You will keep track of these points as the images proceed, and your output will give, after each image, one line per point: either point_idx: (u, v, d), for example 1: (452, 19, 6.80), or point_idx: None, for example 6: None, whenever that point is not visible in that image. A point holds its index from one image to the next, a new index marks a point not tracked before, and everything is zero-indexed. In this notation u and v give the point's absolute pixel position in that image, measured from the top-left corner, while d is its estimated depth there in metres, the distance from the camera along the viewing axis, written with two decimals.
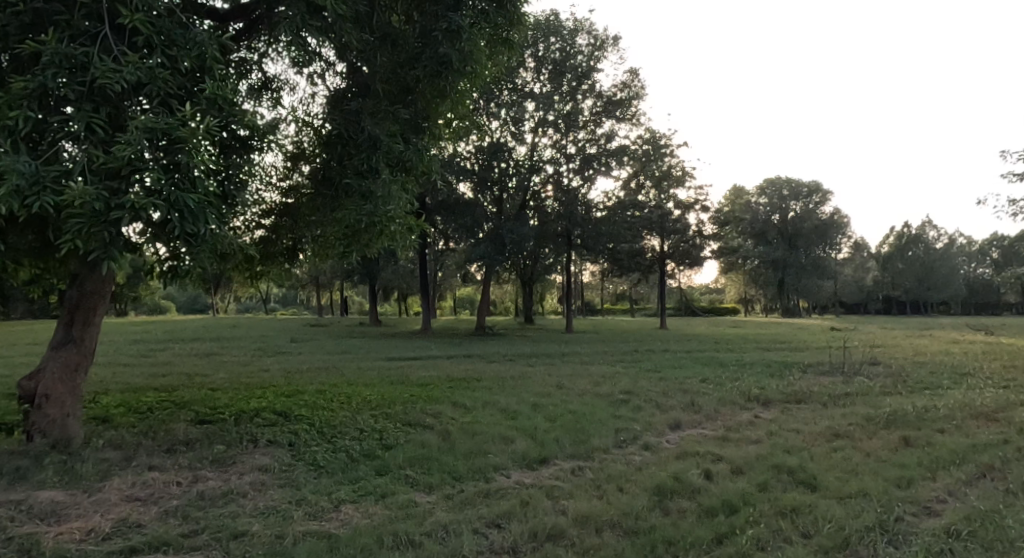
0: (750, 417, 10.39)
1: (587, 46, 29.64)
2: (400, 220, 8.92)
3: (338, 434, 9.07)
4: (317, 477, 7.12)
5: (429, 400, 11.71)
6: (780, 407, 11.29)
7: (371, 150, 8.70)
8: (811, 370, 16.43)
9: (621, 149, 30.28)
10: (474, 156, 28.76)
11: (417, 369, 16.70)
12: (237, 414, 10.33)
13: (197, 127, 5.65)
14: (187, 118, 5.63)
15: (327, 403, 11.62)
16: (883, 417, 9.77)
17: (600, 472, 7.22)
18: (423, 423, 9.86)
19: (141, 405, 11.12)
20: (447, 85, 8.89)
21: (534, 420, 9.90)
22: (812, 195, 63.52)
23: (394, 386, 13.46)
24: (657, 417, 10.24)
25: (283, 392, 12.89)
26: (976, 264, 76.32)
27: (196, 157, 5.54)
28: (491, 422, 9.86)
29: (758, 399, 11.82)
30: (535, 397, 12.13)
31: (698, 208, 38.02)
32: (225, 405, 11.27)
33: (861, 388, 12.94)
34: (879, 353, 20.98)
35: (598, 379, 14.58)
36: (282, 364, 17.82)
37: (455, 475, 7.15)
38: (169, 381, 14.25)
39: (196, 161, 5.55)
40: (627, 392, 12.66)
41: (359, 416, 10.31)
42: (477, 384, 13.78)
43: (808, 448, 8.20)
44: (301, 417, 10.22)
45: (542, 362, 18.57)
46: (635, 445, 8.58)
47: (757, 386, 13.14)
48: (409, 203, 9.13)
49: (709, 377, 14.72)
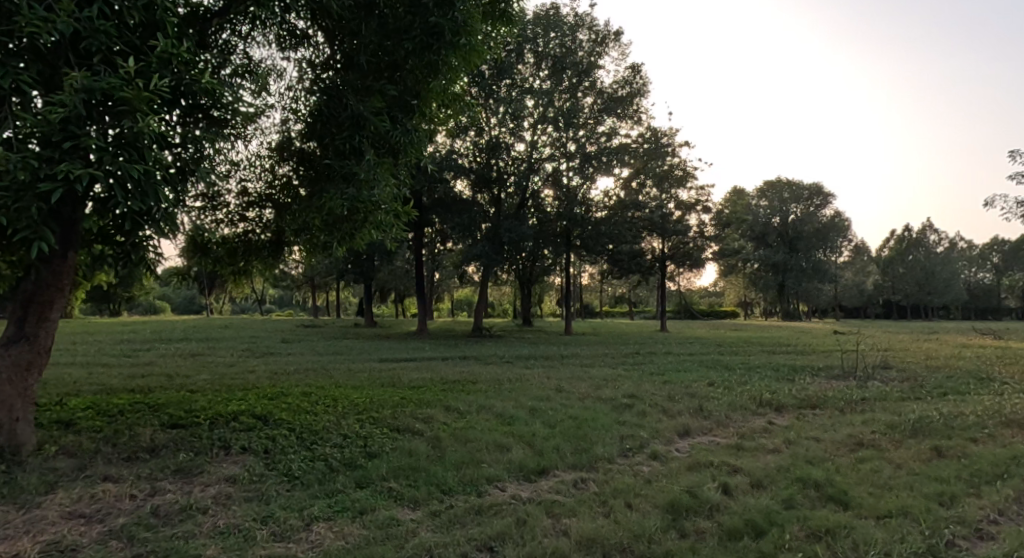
0: (764, 424, 9.68)
1: (587, 41, 29.14)
2: (386, 207, 8.31)
3: (320, 439, 8.37)
4: (290, 489, 6.44)
5: (420, 404, 10.98)
6: (795, 413, 10.58)
7: (355, 129, 8.01)
8: (821, 373, 15.76)
9: (622, 147, 29.63)
10: (474, 154, 28.03)
11: (408, 371, 15.94)
12: (213, 418, 9.62)
13: (143, 88, 5.12)
14: (131, 77, 5.13)
15: (311, 406, 10.90)
16: (908, 424, 9.06)
17: (605, 485, 6.50)
18: (412, 429, 9.13)
19: (113, 407, 10.40)
20: (439, 61, 8.22)
21: (532, 426, 9.18)
22: (813, 198, 62.91)
23: (383, 389, 12.71)
24: (664, 422, 9.54)
25: (266, 394, 12.15)
26: (977, 269, 75.52)
27: (140, 123, 5.04)
28: (485, 428, 9.15)
29: (770, 404, 11.10)
30: (532, 401, 11.40)
31: (699, 208, 37.34)
32: (200, 408, 10.58)
33: (878, 393, 12.24)
34: (888, 356, 20.29)
35: (599, 382, 13.84)
36: (268, 364, 17.12)
37: (445, 488, 6.44)
38: (147, 382, 13.56)
39: (140, 127, 5.04)
40: (630, 396, 11.96)
41: (342, 421, 9.59)
42: (471, 386, 13.09)
43: (832, 458, 7.49)
44: (280, 421, 9.50)
45: (541, 364, 17.84)
46: (643, 454, 7.87)
47: (767, 391, 12.44)
48: (397, 188, 8.44)
49: (717, 381, 14.01)
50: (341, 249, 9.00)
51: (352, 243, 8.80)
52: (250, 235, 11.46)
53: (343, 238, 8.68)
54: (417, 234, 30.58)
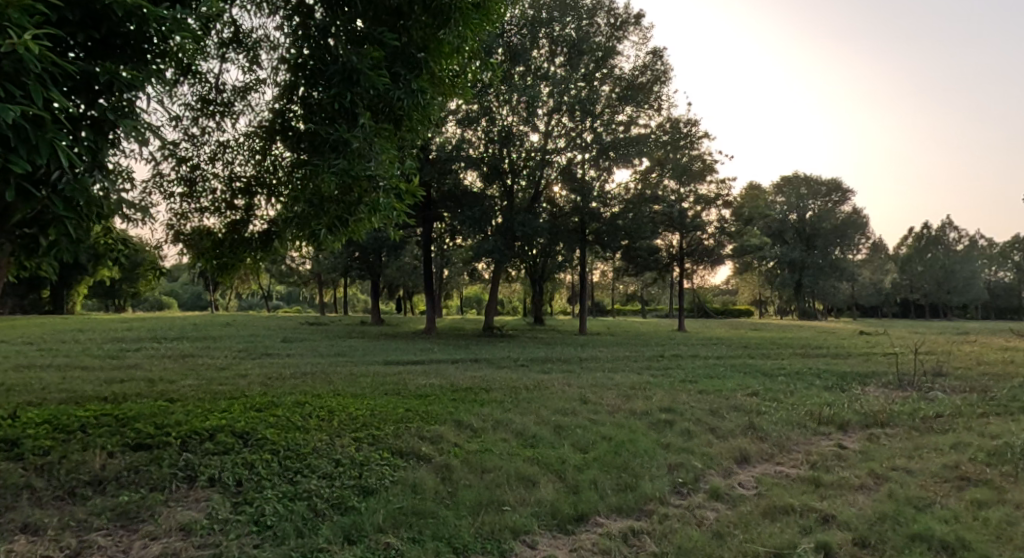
0: (834, 448, 8.20)
1: (607, 25, 27.76)
2: (384, 183, 6.99)
3: (307, 466, 7.04)
4: (259, 545, 5.07)
5: (427, 419, 9.55)
6: (864, 433, 9.09)
7: (345, 85, 6.77)
8: (873, 381, 14.22)
9: (642, 138, 27.63)
10: (484, 143, 25.97)
11: (415, 376, 14.56)
12: (186, 436, 8.23)
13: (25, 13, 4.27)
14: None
15: (302, 421, 9.49)
16: (1015, 452, 7.53)
17: (667, 545, 5.08)
18: (416, 452, 7.73)
19: (74, 422, 9.04)
20: (450, 6, 7.12)
21: (561, 449, 7.78)
22: (832, 193, 60.92)
23: (386, 399, 11.30)
24: (716, 446, 8.09)
25: (253, 405, 10.76)
26: (997, 268, 73.39)
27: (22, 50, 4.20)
28: (504, 453, 7.71)
29: (834, 422, 9.59)
30: (555, 415, 9.93)
31: (719, 203, 35.80)
32: (173, 422, 9.19)
33: (950, 406, 10.70)
34: (935, 361, 18.69)
35: (627, 392, 12.38)
36: (263, 367, 15.82)
37: (456, 547, 5.07)
38: (124, 389, 12.23)
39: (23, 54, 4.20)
40: (667, 410, 10.47)
41: (334, 441, 8.20)
42: (485, 396, 11.64)
43: (938, 499, 6.04)
44: (262, 442, 8.11)
45: (559, 369, 16.32)
46: (700, 492, 6.45)
47: (825, 404, 10.91)
48: (396, 162, 7.19)
49: (759, 391, 12.53)
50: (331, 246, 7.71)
51: (347, 236, 7.46)
52: (238, 225, 10.44)
53: (333, 225, 7.10)
54: (427, 228, 29.33)
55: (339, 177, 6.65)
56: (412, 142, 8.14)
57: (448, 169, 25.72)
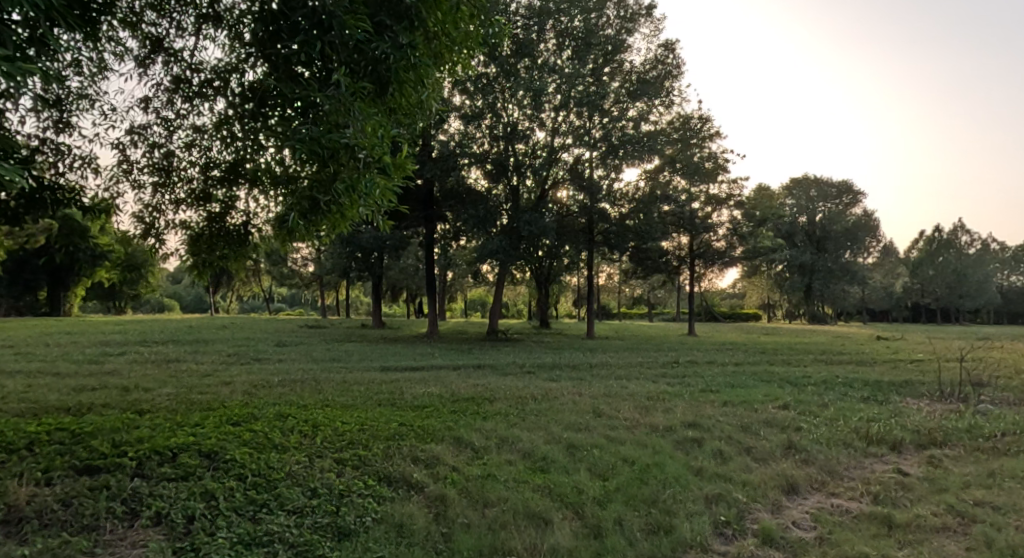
0: (894, 474, 7.06)
1: (616, 17, 26.69)
2: (365, 153, 6.34)
3: (277, 497, 5.95)
4: None
5: (421, 436, 8.40)
6: (922, 455, 7.94)
7: (317, 35, 6.21)
8: (910, 392, 13.03)
9: (653, 134, 26.50)
10: (491, 142, 25.11)
11: (412, 384, 13.42)
12: (143, 456, 7.11)
13: None
14: None
15: (281, 438, 8.35)
16: None
17: None
18: (408, 479, 6.63)
19: (20, 438, 7.91)
20: None
21: (576, 475, 6.71)
22: (841, 196, 59.88)
23: (378, 411, 10.15)
24: (757, 472, 6.96)
25: (230, 419, 9.61)
26: (1010, 272, 71.85)
27: None
28: (510, 480, 6.64)
29: (885, 441, 8.43)
30: (566, 432, 8.82)
31: (731, 203, 34.62)
32: (133, 439, 8.03)
33: (1009, 422, 9.53)
34: (968, 369, 17.48)
35: (645, 403, 11.25)
36: (249, 374, 14.67)
37: None
38: (92, 398, 11.08)
39: None
40: (692, 426, 9.33)
41: (313, 465, 7.08)
42: (488, 407, 10.52)
43: None
44: (229, 464, 6.97)
45: (568, 377, 15.17)
46: (747, 536, 5.35)
47: (868, 419, 9.75)
48: (378, 129, 6.51)
49: (790, 403, 11.38)
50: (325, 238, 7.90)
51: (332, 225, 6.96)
52: (218, 220, 9.41)
53: (305, 210, 6.49)
54: (428, 229, 28.29)
55: (308, 145, 6.08)
56: (403, 111, 7.37)
57: (450, 167, 24.82)
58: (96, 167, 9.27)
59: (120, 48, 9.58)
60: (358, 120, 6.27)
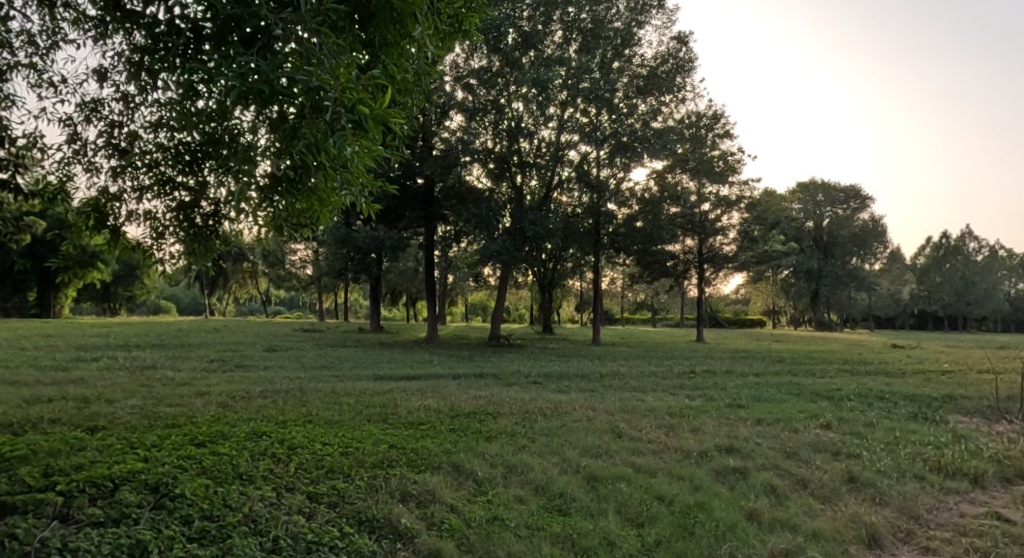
0: (993, 518, 5.84)
1: (627, 8, 25.23)
2: (334, 98, 4.91)
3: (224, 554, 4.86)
4: None
5: (413, 464, 7.06)
6: (1014, 492, 6.69)
7: None
8: (963, 408, 11.70)
9: (664, 132, 25.17)
10: (495, 141, 23.99)
11: (408, 396, 12.10)
12: (70, 490, 5.78)
13: None
14: None
15: (248, 464, 7.02)
16: None
17: None
18: (394, 527, 5.40)
19: None
20: None
21: (601, 521, 5.51)
22: (849, 201, 58.21)
23: (368, 430, 8.84)
24: (827, 515, 5.76)
25: (195, 438, 8.29)
26: (1018, 280, 70.53)
27: None
28: (522, 525, 5.45)
29: (964, 473, 7.18)
30: (585, 458, 7.53)
31: (742, 205, 33.26)
32: (70, 465, 6.72)
33: None
34: (1007, 382, 16.11)
35: (668, 421, 9.97)
36: (228, 383, 13.36)
37: None
38: (43, 411, 9.78)
39: None
40: (729, 451, 8.07)
41: (280, 502, 5.76)
42: (495, 426, 9.18)
43: None
44: (178, 502, 5.67)
45: (577, 388, 13.87)
46: None
47: (931, 444, 8.48)
48: (358, 79, 5.37)
49: (833, 422, 10.02)
50: (318, 225, 6.89)
51: (316, 201, 5.92)
52: (187, 209, 8.07)
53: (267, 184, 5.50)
54: (427, 229, 27.01)
55: (250, 84, 4.86)
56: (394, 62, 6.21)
57: (452, 164, 23.78)
58: (44, 148, 7.94)
59: (75, 13, 8.18)
60: (326, 61, 5.07)
